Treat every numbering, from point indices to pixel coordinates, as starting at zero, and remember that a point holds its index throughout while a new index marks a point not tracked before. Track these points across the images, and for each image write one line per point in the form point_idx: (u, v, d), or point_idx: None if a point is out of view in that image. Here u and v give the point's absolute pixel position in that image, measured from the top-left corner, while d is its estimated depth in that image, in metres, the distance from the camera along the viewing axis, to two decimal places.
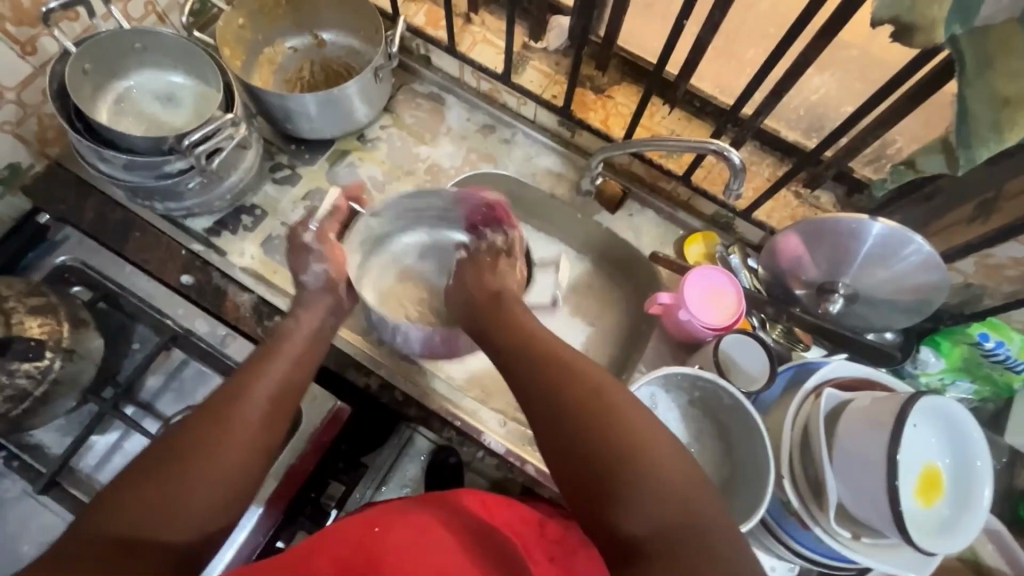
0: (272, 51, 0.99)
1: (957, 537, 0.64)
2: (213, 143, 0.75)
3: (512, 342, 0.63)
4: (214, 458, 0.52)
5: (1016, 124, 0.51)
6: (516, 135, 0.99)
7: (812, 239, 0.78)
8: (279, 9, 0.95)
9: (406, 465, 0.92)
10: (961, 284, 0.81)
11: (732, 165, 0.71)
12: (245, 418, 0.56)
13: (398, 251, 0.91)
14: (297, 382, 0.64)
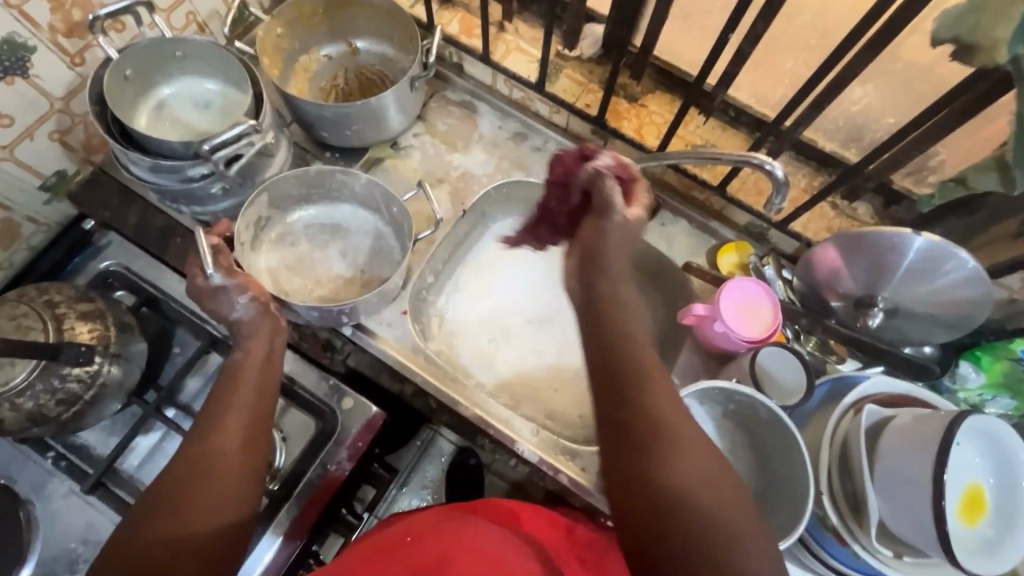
0: (308, 59, 1.00)
1: (1000, 559, 0.63)
2: (233, 150, 0.76)
3: (623, 367, 0.53)
4: (205, 498, 0.56)
5: None
6: (547, 143, 1.00)
7: (852, 252, 0.78)
8: (315, 17, 0.96)
9: (427, 466, 1.11)
10: (1006, 299, 0.79)
11: (774, 179, 0.70)
12: (224, 451, 0.60)
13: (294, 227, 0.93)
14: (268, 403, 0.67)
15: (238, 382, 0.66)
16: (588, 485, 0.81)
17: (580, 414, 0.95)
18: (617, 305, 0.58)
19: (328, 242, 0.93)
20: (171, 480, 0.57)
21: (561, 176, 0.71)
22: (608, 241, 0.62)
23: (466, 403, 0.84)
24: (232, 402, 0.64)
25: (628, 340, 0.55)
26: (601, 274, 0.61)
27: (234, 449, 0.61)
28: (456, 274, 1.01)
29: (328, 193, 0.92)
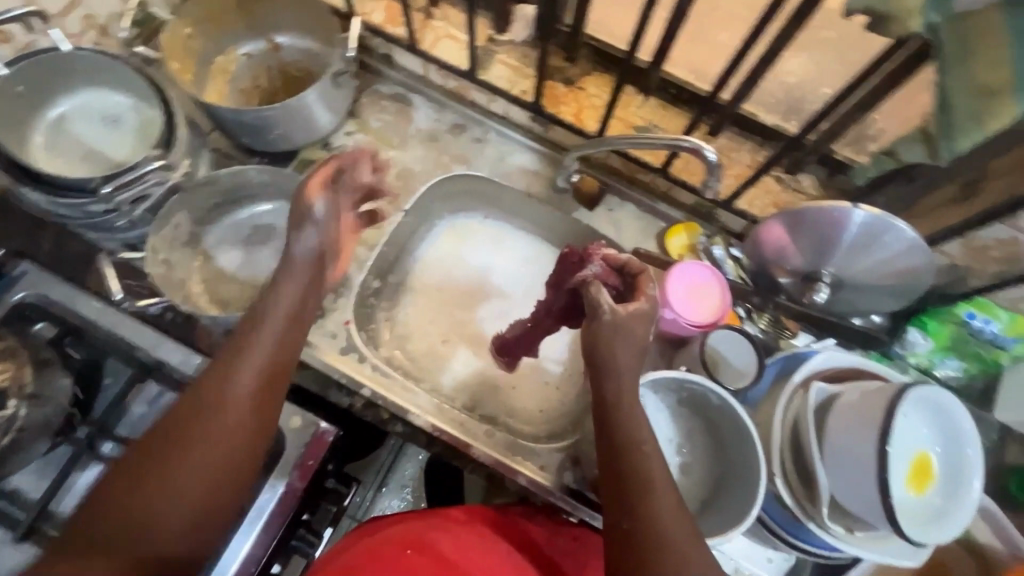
0: (225, 60, 0.94)
1: (947, 526, 0.64)
2: (138, 191, 0.72)
3: (625, 472, 0.59)
4: (196, 449, 0.61)
5: (998, 115, 0.49)
6: (487, 133, 0.95)
7: (796, 228, 0.77)
8: (227, 14, 0.91)
9: (405, 467, 1.10)
10: (947, 265, 0.78)
11: (707, 163, 0.68)
12: (223, 404, 0.64)
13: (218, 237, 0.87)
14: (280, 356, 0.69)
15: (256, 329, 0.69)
16: (545, 483, 0.80)
17: (541, 410, 0.93)
18: (626, 411, 0.62)
19: (257, 254, 0.87)
20: (195, 412, 0.63)
21: (563, 278, 0.76)
22: (607, 350, 0.63)
23: (416, 411, 0.82)
24: (251, 358, 0.67)
25: (633, 447, 0.60)
26: (611, 378, 0.63)
27: (253, 402, 0.65)
28: (406, 275, 0.98)
29: (251, 192, 0.86)
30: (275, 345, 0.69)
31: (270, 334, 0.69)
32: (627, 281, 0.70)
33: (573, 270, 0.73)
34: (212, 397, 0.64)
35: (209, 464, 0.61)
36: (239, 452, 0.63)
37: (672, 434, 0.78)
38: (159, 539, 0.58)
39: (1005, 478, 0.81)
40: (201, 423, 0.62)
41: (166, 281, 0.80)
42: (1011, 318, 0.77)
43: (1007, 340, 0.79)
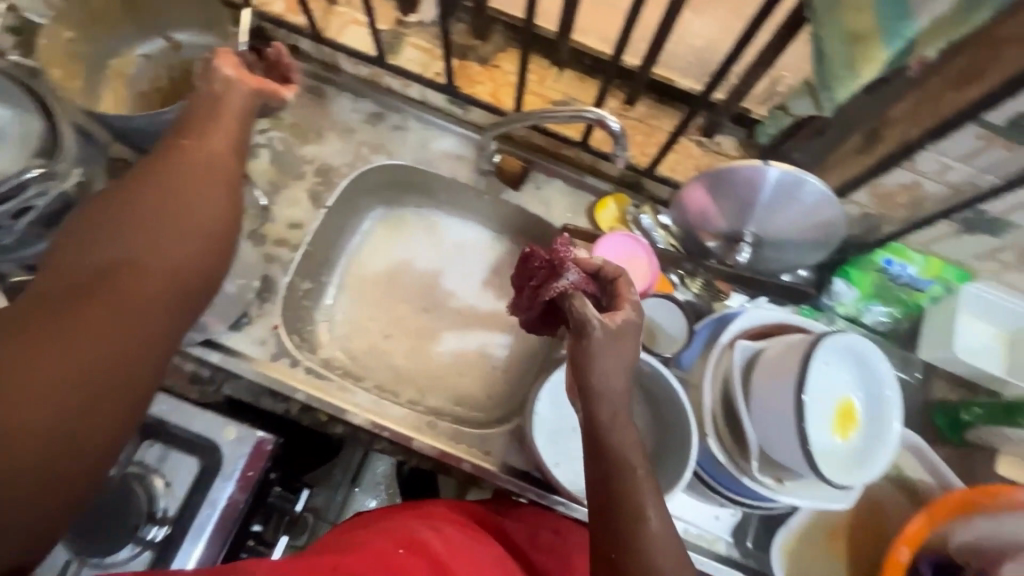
0: (120, 63, 0.89)
1: (870, 466, 0.66)
2: (18, 202, 0.68)
3: (614, 493, 0.53)
4: (145, 279, 0.44)
5: (868, 59, 0.55)
6: (407, 120, 0.93)
7: (716, 190, 0.77)
8: (114, 12, 0.86)
9: (375, 465, 1.11)
10: (859, 215, 0.79)
11: (612, 133, 0.67)
12: (167, 229, 0.46)
13: None
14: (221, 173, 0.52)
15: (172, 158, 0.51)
16: (490, 467, 0.79)
17: (489, 396, 0.91)
18: (616, 433, 0.56)
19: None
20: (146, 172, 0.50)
21: (533, 287, 0.69)
22: (597, 373, 0.57)
23: (355, 410, 0.80)
24: (211, 132, 0.56)
25: (625, 466, 0.54)
26: (601, 399, 0.57)
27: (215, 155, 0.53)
28: (339, 272, 0.95)
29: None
30: (230, 122, 0.57)
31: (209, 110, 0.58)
32: (606, 290, 0.64)
33: (546, 282, 0.67)
34: (164, 158, 0.51)
35: (178, 208, 0.48)
36: (213, 196, 0.50)
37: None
38: (135, 290, 0.43)
39: (934, 414, 0.83)
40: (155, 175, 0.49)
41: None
42: (925, 261, 0.80)
43: (924, 282, 0.82)
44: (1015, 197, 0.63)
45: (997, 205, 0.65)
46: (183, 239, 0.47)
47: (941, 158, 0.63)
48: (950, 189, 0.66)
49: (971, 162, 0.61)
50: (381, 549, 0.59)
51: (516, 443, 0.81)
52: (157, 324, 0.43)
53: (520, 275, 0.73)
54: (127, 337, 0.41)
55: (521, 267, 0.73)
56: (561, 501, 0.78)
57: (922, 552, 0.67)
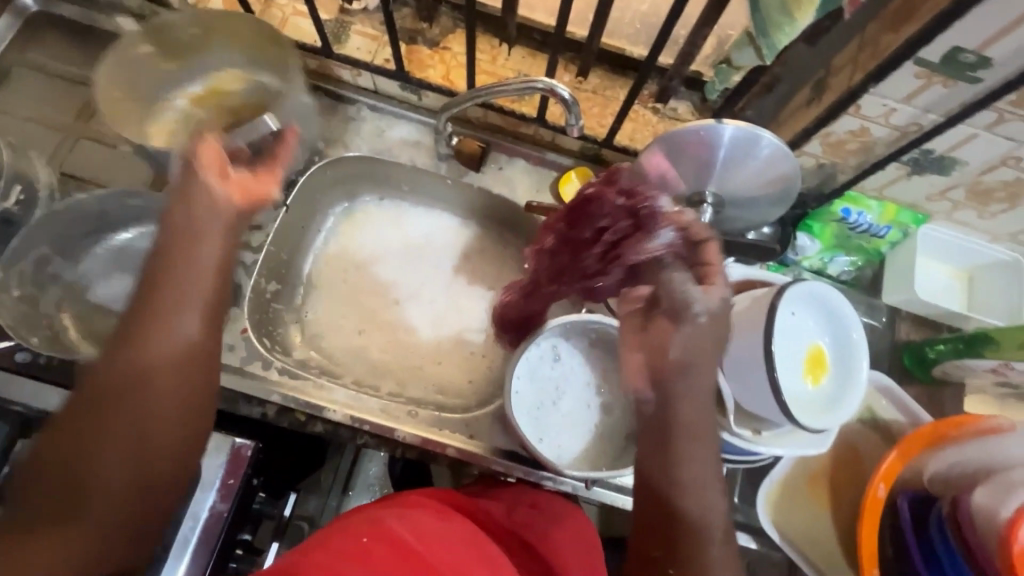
0: (231, 85, 0.84)
1: (845, 409, 0.67)
2: None
3: (679, 516, 0.57)
4: (116, 495, 0.50)
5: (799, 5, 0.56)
6: (361, 110, 0.92)
7: (674, 154, 0.77)
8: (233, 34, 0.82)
9: (369, 466, 1.06)
10: (815, 166, 0.79)
11: (563, 101, 0.66)
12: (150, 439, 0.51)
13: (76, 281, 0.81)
14: (194, 356, 0.54)
15: (146, 340, 0.53)
16: (476, 450, 0.79)
17: (470, 380, 0.91)
18: (693, 453, 0.58)
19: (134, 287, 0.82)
20: (113, 371, 0.51)
21: (606, 238, 0.67)
22: (683, 403, 0.59)
23: (333, 407, 0.79)
24: (184, 288, 0.55)
25: (700, 487, 0.58)
26: (681, 425, 0.58)
27: (190, 343, 0.54)
28: (308, 271, 0.94)
29: (115, 219, 0.81)
30: (209, 269, 0.56)
31: (184, 267, 0.55)
32: (694, 253, 0.62)
33: (630, 242, 0.64)
34: (137, 337, 0.52)
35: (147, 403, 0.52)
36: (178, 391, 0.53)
37: (589, 377, 0.79)
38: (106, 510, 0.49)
39: (904, 354, 0.85)
40: (122, 381, 0.51)
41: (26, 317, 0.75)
42: (881, 206, 0.81)
43: (883, 228, 0.82)
44: (958, 133, 0.65)
45: (942, 143, 0.67)
46: (153, 447, 0.51)
47: (884, 101, 0.64)
48: (896, 132, 0.67)
49: (913, 102, 0.63)
50: (339, 544, 0.56)
51: (500, 424, 0.81)
52: (122, 537, 0.50)
53: (591, 233, 0.69)
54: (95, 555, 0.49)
55: (591, 224, 0.68)
56: (549, 476, 0.78)
57: (899, 487, 0.69)
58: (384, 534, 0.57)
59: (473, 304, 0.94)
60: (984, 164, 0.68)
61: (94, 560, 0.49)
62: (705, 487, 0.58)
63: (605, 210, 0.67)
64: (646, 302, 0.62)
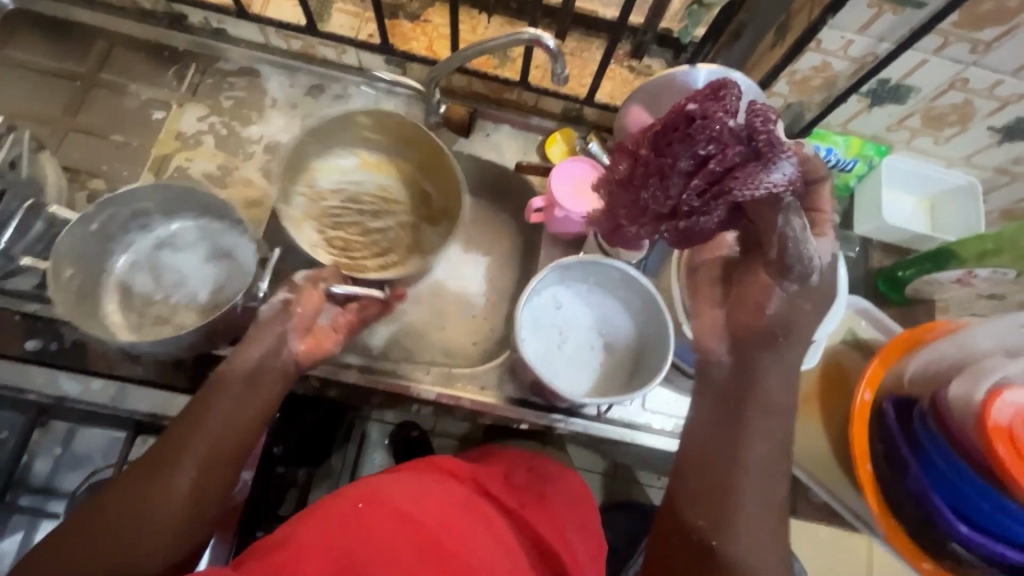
0: (393, 193, 0.91)
1: (829, 321, 0.72)
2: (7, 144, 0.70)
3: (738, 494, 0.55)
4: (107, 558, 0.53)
5: None
6: (348, 88, 0.94)
7: (652, 103, 0.82)
8: (420, 152, 0.89)
9: (373, 454, 1.18)
10: (784, 107, 0.84)
11: (549, 50, 0.71)
12: (162, 519, 0.55)
13: (141, 250, 0.80)
14: (220, 468, 0.59)
15: (187, 441, 0.59)
16: (488, 400, 0.82)
17: (474, 343, 0.92)
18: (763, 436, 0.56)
19: (183, 274, 0.80)
20: (131, 496, 0.55)
21: (711, 168, 0.54)
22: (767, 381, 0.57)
23: (347, 370, 0.82)
24: (225, 402, 0.61)
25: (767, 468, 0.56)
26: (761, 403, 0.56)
27: (203, 467, 0.58)
28: None
29: (148, 213, 0.78)
30: (264, 405, 0.63)
31: (226, 405, 0.61)
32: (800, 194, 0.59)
33: (745, 174, 0.53)
34: (176, 433, 0.59)
35: (162, 484, 0.56)
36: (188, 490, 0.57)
37: (586, 307, 0.83)
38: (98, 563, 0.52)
39: (877, 279, 0.91)
40: (135, 507, 0.55)
41: (81, 281, 0.74)
42: (846, 141, 0.87)
43: (849, 162, 0.88)
44: (910, 59, 0.71)
45: (897, 71, 0.73)
46: (151, 528, 0.55)
47: (843, 33, 0.69)
48: (855, 63, 0.73)
49: (868, 32, 0.69)
50: (331, 512, 0.55)
51: (509, 374, 0.84)
52: None
53: (689, 162, 0.56)
54: None
55: (689, 149, 0.55)
56: (560, 417, 0.82)
57: (884, 392, 0.75)
58: (384, 503, 0.56)
59: (463, 270, 0.96)
60: (935, 88, 0.74)
61: None
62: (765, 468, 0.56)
63: (708, 134, 0.54)
64: (727, 263, 0.64)
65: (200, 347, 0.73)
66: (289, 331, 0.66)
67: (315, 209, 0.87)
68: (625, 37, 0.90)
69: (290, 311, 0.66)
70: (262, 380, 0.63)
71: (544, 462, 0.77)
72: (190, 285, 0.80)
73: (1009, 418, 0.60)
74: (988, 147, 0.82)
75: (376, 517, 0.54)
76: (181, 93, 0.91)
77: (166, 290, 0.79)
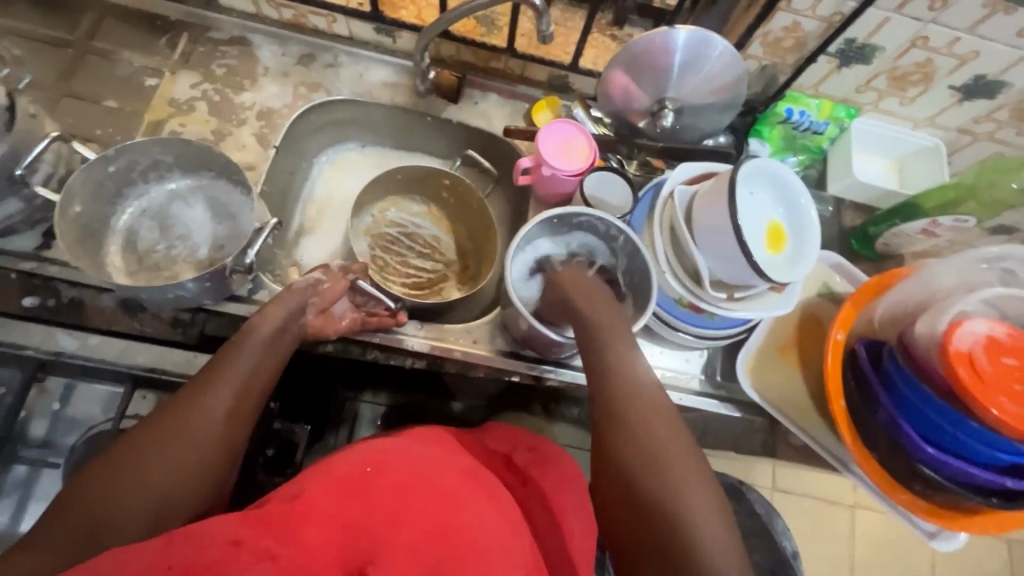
0: (442, 249, 1.01)
1: (804, 266, 0.76)
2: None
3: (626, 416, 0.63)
4: (153, 472, 0.53)
5: None
6: (338, 57, 0.96)
7: (634, 67, 0.86)
8: (477, 223, 0.99)
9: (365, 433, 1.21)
10: (758, 70, 0.89)
11: (534, 6, 0.74)
12: (199, 438, 0.57)
13: (149, 202, 0.83)
14: (250, 399, 0.62)
15: (217, 376, 0.61)
16: (480, 352, 0.85)
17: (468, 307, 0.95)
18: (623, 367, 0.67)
19: (189, 229, 0.83)
20: (160, 428, 0.56)
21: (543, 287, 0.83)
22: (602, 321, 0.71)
23: None
24: (251, 343, 0.65)
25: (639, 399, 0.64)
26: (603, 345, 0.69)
27: (235, 398, 0.61)
28: (300, 213, 0.97)
29: (146, 172, 0.80)
30: (282, 354, 0.68)
31: (246, 364, 0.63)
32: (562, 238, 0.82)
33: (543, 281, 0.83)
34: (208, 370, 0.62)
35: (193, 409, 0.58)
36: (221, 415, 0.59)
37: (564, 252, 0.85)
38: (139, 479, 0.53)
39: (850, 237, 0.95)
40: (172, 434, 0.56)
41: (82, 234, 0.75)
42: (818, 104, 0.91)
43: (822, 125, 0.92)
44: (874, 17, 0.75)
45: (862, 30, 0.78)
46: (192, 450, 0.56)
47: None
48: (823, 23, 0.78)
49: None
50: (341, 473, 0.56)
51: (500, 328, 0.86)
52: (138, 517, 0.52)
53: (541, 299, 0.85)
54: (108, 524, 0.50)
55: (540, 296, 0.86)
56: (550, 369, 0.85)
57: (855, 335, 0.79)
58: (385, 470, 0.57)
59: (461, 249, 1.01)
60: (899, 47, 0.79)
61: (105, 528, 0.50)
62: (665, 424, 0.62)
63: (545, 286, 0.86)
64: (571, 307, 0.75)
65: (197, 300, 0.75)
66: (309, 305, 0.74)
67: (371, 230, 0.98)
68: (607, 6, 0.94)
69: (317, 289, 0.75)
70: (278, 344, 0.68)
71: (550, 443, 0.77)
72: (196, 242, 0.83)
73: (969, 345, 0.64)
74: (950, 107, 0.87)
75: (388, 481, 0.55)
76: (173, 61, 0.92)
77: (170, 241, 0.83)
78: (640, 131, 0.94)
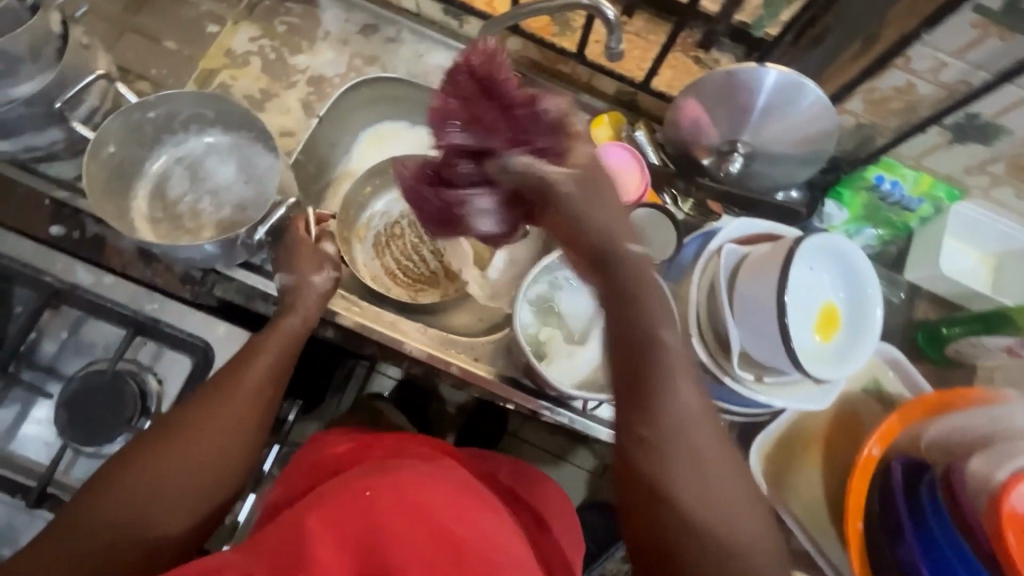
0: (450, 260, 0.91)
1: (851, 364, 0.67)
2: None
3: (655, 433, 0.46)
4: (177, 471, 0.57)
5: None
6: (401, 32, 0.92)
7: (710, 100, 0.77)
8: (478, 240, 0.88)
9: None
10: (853, 126, 0.78)
11: (607, 20, 0.68)
12: (218, 436, 0.59)
13: (184, 151, 0.82)
14: (268, 397, 0.64)
15: (240, 372, 0.63)
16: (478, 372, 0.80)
17: (478, 319, 0.87)
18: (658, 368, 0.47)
19: (217, 187, 0.82)
20: (186, 426, 0.59)
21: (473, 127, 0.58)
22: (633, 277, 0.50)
23: (344, 313, 0.80)
24: (270, 339, 0.66)
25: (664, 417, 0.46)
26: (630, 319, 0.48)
27: (255, 397, 0.63)
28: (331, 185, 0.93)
29: (186, 123, 0.79)
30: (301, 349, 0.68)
31: (267, 363, 0.64)
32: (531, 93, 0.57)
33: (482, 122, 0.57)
34: (234, 364, 0.64)
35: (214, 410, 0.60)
36: (237, 415, 0.61)
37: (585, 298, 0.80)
38: (160, 477, 0.56)
39: (916, 332, 0.83)
40: (194, 430, 0.59)
41: (112, 174, 0.76)
42: (917, 176, 0.79)
43: (915, 200, 0.80)
44: (1007, 95, 0.64)
45: (989, 106, 0.66)
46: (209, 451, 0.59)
47: (936, 54, 0.63)
48: (943, 90, 0.66)
49: (965, 56, 0.62)
50: (339, 500, 0.48)
51: (504, 350, 0.82)
52: (161, 510, 0.56)
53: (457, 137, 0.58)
54: (137, 520, 0.55)
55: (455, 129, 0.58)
56: (547, 406, 0.79)
57: (893, 450, 0.68)
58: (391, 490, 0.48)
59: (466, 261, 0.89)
60: None
61: (137, 522, 0.55)
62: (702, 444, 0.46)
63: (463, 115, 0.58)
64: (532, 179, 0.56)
65: (208, 264, 0.74)
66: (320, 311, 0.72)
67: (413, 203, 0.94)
68: (696, 25, 0.85)
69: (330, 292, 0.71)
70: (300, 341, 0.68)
71: (531, 470, 0.76)
72: (219, 200, 0.82)
73: None
74: None
75: (396, 505, 0.46)
76: (238, 10, 0.90)
77: (198, 194, 0.82)
78: (708, 169, 0.82)
